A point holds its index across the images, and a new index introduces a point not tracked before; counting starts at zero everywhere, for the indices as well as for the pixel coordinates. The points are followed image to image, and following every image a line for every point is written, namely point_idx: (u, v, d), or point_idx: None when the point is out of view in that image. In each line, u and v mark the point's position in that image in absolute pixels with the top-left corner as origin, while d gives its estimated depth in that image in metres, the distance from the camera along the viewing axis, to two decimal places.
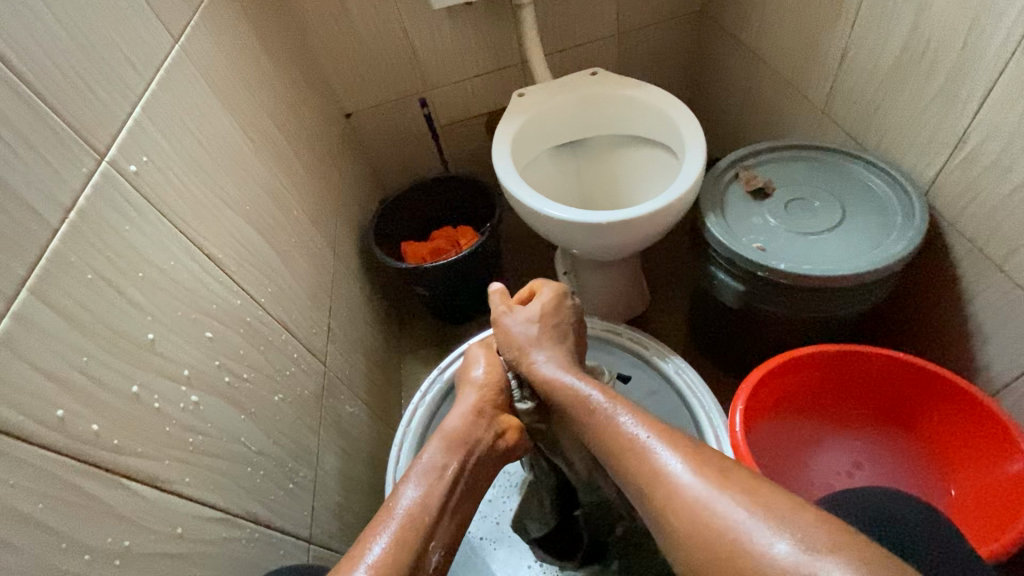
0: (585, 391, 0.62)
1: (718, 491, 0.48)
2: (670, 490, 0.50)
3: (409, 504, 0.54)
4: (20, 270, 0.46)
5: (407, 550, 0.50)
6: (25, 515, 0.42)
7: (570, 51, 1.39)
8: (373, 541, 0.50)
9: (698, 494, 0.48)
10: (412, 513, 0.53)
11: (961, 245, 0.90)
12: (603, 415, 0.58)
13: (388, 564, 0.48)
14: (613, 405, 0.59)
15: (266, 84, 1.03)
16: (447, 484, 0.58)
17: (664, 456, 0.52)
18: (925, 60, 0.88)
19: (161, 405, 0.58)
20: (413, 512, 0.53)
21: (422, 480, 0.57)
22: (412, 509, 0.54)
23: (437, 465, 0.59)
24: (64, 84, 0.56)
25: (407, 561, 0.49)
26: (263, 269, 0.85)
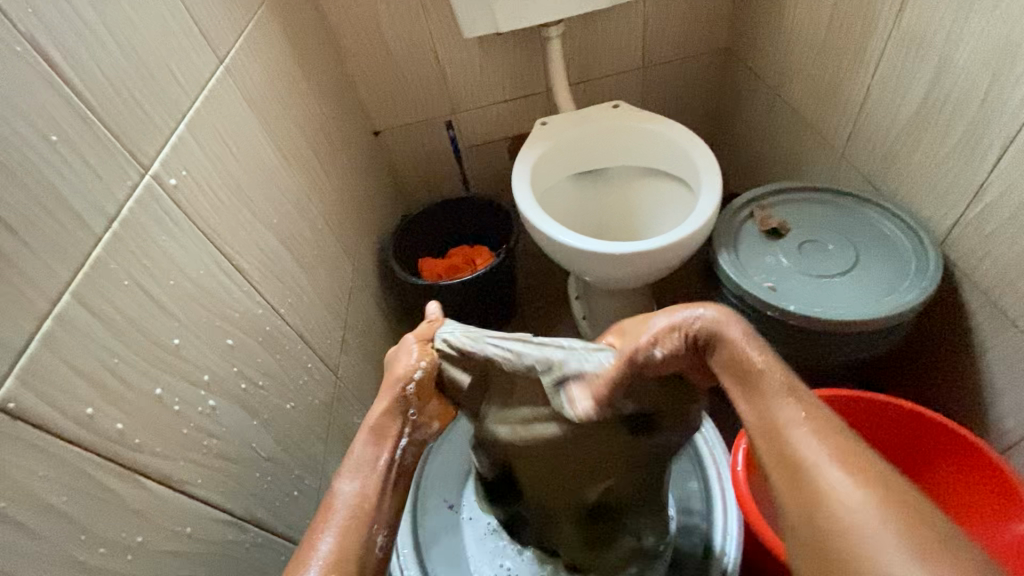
0: (830, 478, 0.41)
1: (880, 521, 0.38)
2: (808, 475, 0.42)
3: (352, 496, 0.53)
4: (66, 274, 0.50)
5: (353, 538, 0.50)
6: (50, 505, 0.45)
7: (594, 82, 1.43)
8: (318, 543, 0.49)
9: (857, 519, 0.39)
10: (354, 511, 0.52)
11: (974, 297, 0.90)
12: (838, 510, 0.40)
13: (337, 556, 0.48)
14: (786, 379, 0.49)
15: (302, 103, 1.08)
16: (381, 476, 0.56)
17: (830, 468, 0.42)
18: (946, 112, 0.89)
19: (181, 407, 0.61)
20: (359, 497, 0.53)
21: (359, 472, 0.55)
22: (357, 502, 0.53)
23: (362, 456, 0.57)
24: (119, 102, 0.61)
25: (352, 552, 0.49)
26: (285, 280, 0.89)
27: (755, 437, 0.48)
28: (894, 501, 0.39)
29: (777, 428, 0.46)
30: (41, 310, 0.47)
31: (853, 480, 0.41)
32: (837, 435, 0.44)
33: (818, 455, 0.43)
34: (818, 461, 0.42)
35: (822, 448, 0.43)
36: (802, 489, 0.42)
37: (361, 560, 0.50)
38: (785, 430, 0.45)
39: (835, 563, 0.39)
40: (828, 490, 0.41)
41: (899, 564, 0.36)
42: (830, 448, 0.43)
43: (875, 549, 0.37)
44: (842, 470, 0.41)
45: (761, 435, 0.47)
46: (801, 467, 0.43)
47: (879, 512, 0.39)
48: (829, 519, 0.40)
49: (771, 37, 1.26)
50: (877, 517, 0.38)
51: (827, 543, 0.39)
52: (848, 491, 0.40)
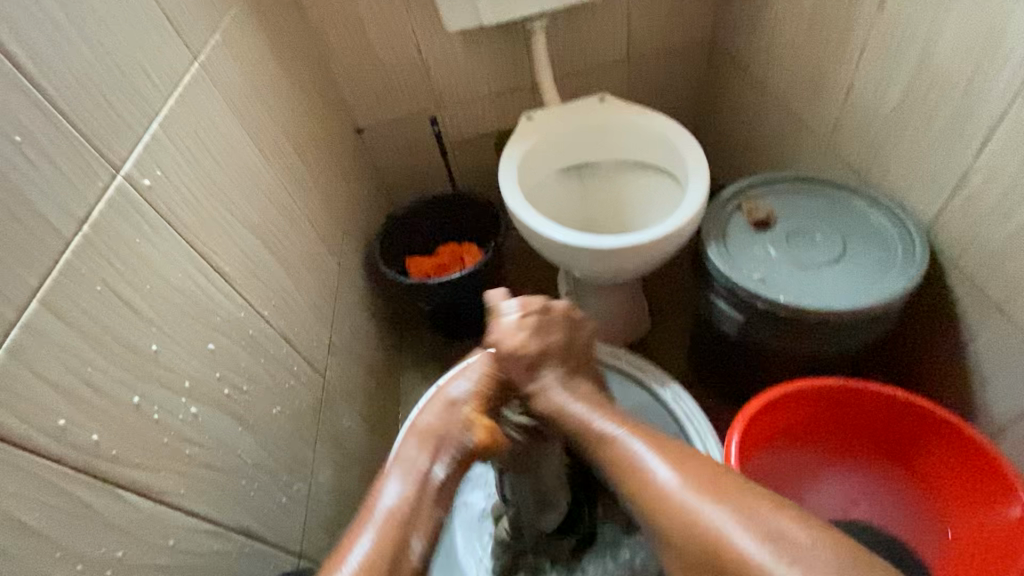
0: (666, 482, 0.59)
1: (710, 503, 0.56)
2: (658, 493, 0.58)
3: (392, 502, 0.60)
4: (33, 281, 0.48)
5: (385, 549, 0.55)
6: (21, 523, 0.43)
7: (579, 76, 1.42)
8: (352, 550, 0.55)
9: (686, 502, 0.56)
10: (390, 516, 0.58)
11: (960, 284, 0.90)
12: (680, 511, 0.56)
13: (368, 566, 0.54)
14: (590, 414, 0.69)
15: (282, 100, 1.05)
16: (416, 485, 0.62)
17: (652, 461, 0.61)
18: (929, 99, 0.89)
19: (161, 416, 0.59)
20: (404, 497, 0.61)
21: (407, 474, 0.63)
22: (395, 508, 0.59)
23: (409, 460, 0.65)
24: (87, 101, 0.58)
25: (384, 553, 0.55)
26: (268, 281, 0.87)
27: (603, 455, 0.65)
28: (711, 485, 0.57)
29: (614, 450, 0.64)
30: (6, 319, 0.44)
31: (680, 479, 0.58)
32: (671, 448, 0.62)
33: (653, 466, 0.60)
34: (656, 473, 0.60)
35: (656, 457, 0.61)
36: (654, 502, 0.58)
37: (394, 557, 0.55)
38: (627, 452, 0.63)
39: (687, 544, 0.55)
40: (663, 495, 0.58)
41: (722, 523, 0.54)
42: (662, 459, 0.61)
43: (707, 521, 0.54)
44: (677, 473, 0.59)
45: (614, 467, 0.63)
46: (646, 483, 0.60)
47: (699, 493, 0.57)
48: (673, 513, 0.56)
49: (754, 28, 1.26)
50: (701, 497, 0.56)
51: (677, 531, 0.56)
52: (679, 489, 0.57)
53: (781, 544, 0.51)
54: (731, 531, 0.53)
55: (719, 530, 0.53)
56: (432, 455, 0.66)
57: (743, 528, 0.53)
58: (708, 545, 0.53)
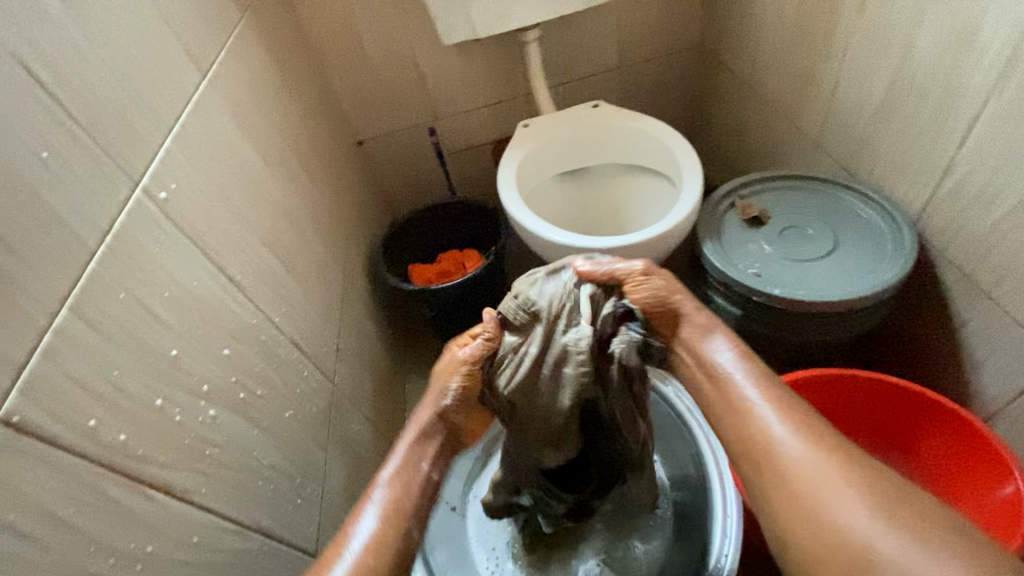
0: (785, 441, 0.55)
1: (831, 473, 0.52)
2: (775, 449, 0.55)
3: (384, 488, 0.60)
4: (62, 288, 0.50)
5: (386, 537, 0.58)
6: (58, 516, 0.45)
7: (573, 83, 1.46)
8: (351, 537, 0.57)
9: (804, 465, 0.53)
10: (389, 501, 0.59)
11: (950, 273, 0.93)
12: (799, 470, 0.53)
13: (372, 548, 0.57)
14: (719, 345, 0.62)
15: (286, 114, 1.09)
16: (409, 475, 0.61)
17: (772, 421, 0.56)
18: (912, 95, 0.93)
19: (182, 417, 0.61)
20: (394, 490, 0.60)
21: (395, 467, 0.61)
22: (388, 494, 0.60)
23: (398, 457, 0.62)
24: (106, 118, 0.61)
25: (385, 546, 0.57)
26: (278, 289, 0.89)
27: (709, 406, 0.61)
28: (850, 461, 0.53)
29: (730, 399, 0.59)
30: (40, 323, 0.47)
31: (806, 445, 0.54)
32: (792, 407, 0.57)
33: (775, 431, 0.56)
34: (780, 439, 0.55)
35: (775, 413, 0.57)
36: (773, 469, 0.54)
37: (392, 549, 0.57)
38: (742, 407, 0.58)
39: (796, 517, 0.52)
40: (789, 465, 0.53)
41: (833, 492, 0.51)
42: (789, 420, 0.56)
43: (825, 496, 0.51)
44: (793, 433, 0.55)
45: (721, 418, 0.60)
46: (762, 440, 0.56)
47: (837, 466, 0.52)
48: (796, 485, 0.53)
49: (742, 33, 1.30)
50: (832, 474, 0.52)
51: (787, 501, 0.53)
52: (802, 453, 0.54)
53: (923, 544, 0.47)
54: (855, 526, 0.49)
55: (847, 521, 0.49)
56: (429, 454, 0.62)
57: (859, 506, 0.50)
58: (826, 524, 0.50)
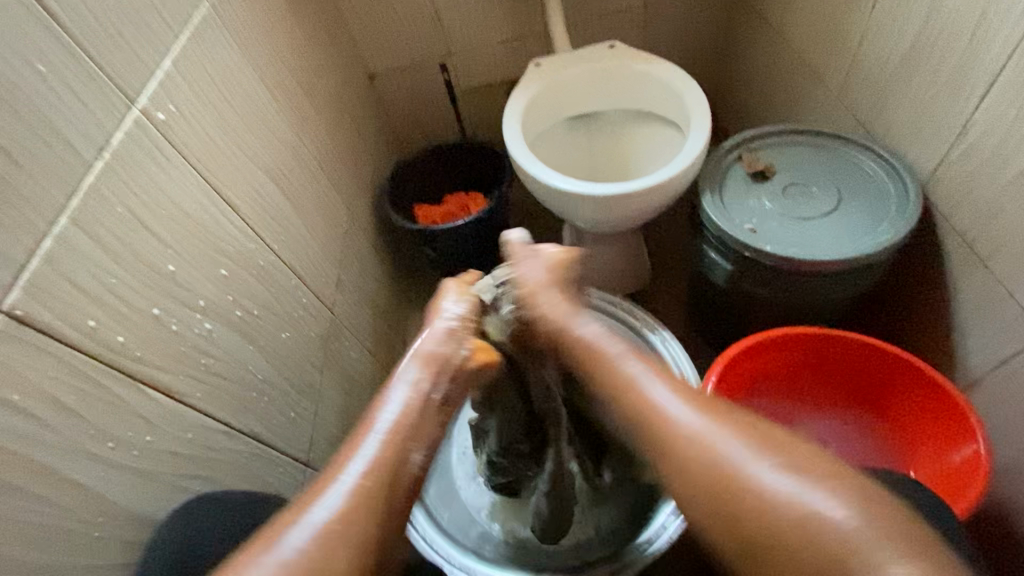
0: (669, 409, 0.56)
1: (715, 430, 0.53)
2: (657, 422, 0.55)
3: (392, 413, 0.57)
4: (61, 198, 0.53)
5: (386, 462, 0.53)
6: (60, 402, 0.50)
7: (592, 22, 1.40)
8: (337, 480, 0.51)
9: (686, 426, 0.54)
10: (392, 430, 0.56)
11: (952, 240, 0.91)
12: (685, 431, 0.54)
13: (370, 472, 0.52)
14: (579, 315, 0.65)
15: (292, 42, 1.08)
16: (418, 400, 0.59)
17: (652, 387, 0.58)
18: (937, 49, 0.87)
19: (178, 328, 0.66)
20: (391, 434, 0.55)
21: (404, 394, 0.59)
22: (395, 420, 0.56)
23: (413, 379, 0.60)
24: (104, 35, 0.62)
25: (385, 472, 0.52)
26: (278, 217, 0.92)
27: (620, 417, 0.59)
28: (726, 418, 0.54)
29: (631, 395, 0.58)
30: (40, 229, 0.51)
31: (691, 412, 0.55)
32: (666, 374, 0.60)
33: (670, 409, 0.56)
34: (672, 413, 0.55)
35: (655, 381, 0.58)
36: (670, 449, 0.54)
37: (395, 470, 0.53)
38: (634, 385, 0.58)
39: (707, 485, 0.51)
40: (676, 429, 0.54)
41: (718, 443, 0.52)
42: (677, 396, 0.57)
43: (725, 459, 0.51)
44: (672, 393, 0.57)
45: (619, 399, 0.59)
46: (658, 424, 0.55)
47: (717, 429, 0.53)
48: (681, 443, 0.53)
49: None
50: (725, 434, 0.53)
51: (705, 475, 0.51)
52: (683, 414, 0.55)
53: (821, 484, 0.48)
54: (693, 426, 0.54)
55: (735, 464, 0.51)
56: (438, 381, 0.61)
57: (755, 457, 0.51)
58: (731, 485, 0.50)
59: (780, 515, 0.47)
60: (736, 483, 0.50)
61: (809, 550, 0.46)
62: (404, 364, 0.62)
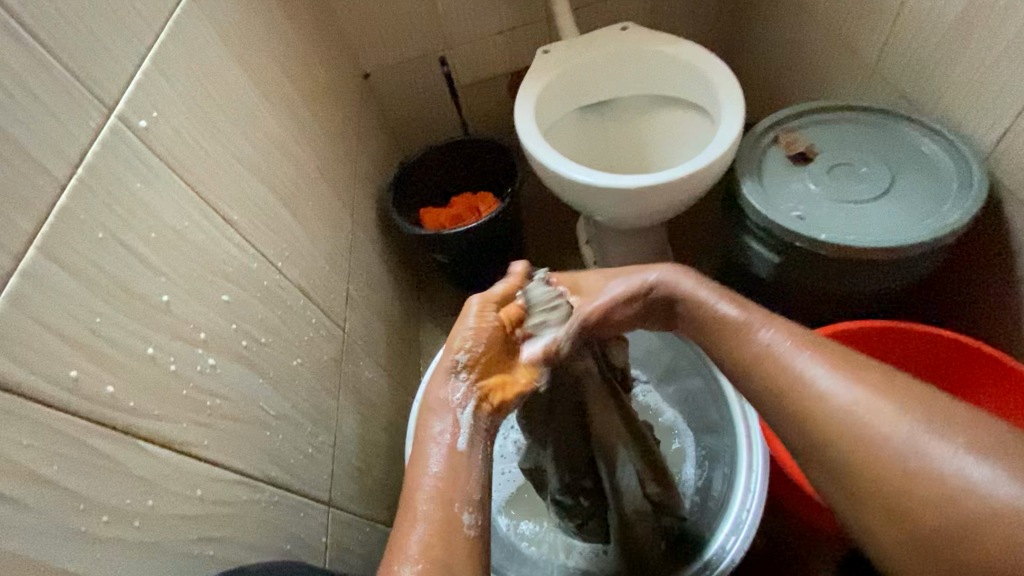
0: (822, 382, 0.52)
1: (870, 397, 0.49)
2: (809, 394, 0.52)
3: (433, 477, 0.54)
4: (28, 227, 0.44)
5: (437, 535, 0.50)
6: (40, 475, 0.42)
7: (599, 4, 1.31)
8: (413, 530, 0.50)
9: (836, 393, 0.51)
10: (437, 499, 0.52)
11: (1022, 216, 0.83)
12: (850, 412, 0.49)
13: (426, 554, 0.49)
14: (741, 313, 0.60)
15: (281, 38, 0.99)
16: (450, 457, 0.55)
17: (806, 363, 0.54)
18: (998, 8, 0.79)
19: (178, 367, 0.57)
20: (437, 513, 0.51)
21: (440, 451, 0.55)
22: (436, 486, 0.53)
23: (437, 434, 0.57)
24: (68, 31, 0.53)
25: (442, 547, 0.49)
26: (280, 231, 0.83)
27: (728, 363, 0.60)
28: (881, 379, 0.51)
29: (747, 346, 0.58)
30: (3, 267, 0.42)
31: (860, 389, 0.50)
32: (827, 352, 0.54)
33: (819, 381, 0.52)
34: (822, 385, 0.51)
35: (813, 360, 0.54)
36: (823, 424, 0.50)
37: (445, 536, 0.50)
38: (780, 357, 0.55)
39: (853, 463, 0.49)
40: (827, 397, 0.51)
41: (875, 412, 0.49)
42: (837, 372, 0.52)
43: (890, 432, 0.47)
44: (833, 369, 0.52)
45: (756, 369, 0.56)
46: (814, 402, 0.51)
47: (879, 400, 0.49)
48: (839, 421, 0.49)
49: None
50: (874, 402, 0.49)
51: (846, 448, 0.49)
52: (838, 384, 0.51)
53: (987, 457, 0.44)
54: (863, 405, 0.49)
55: (888, 431, 0.48)
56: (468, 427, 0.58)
57: (938, 440, 0.46)
58: (908, 479, 0.46)
59: (998, 518, 0.41)
60: (883, 452, 0.47)
61: (961, 519, 0.43)
62: (432, 414, 0.58)
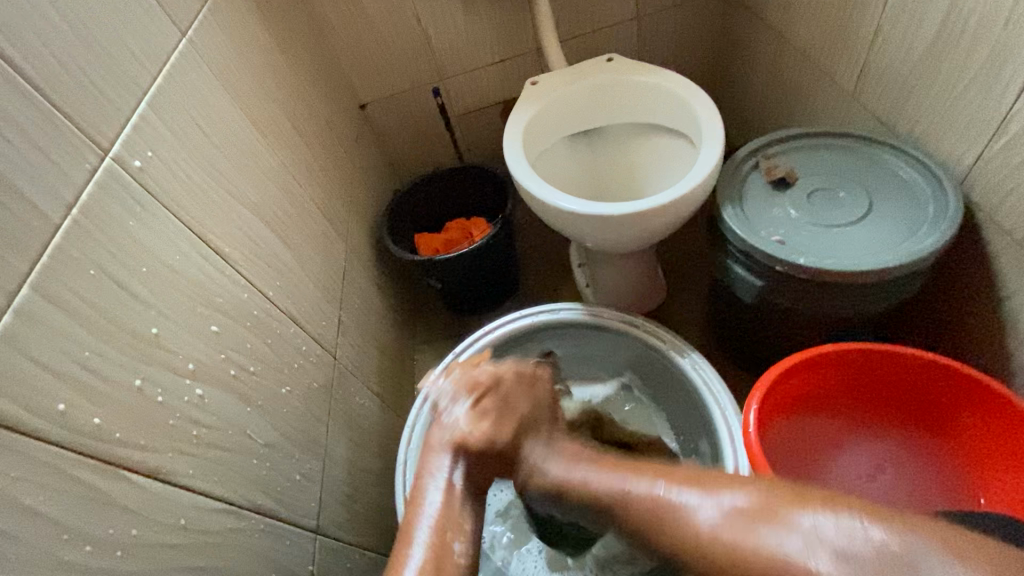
0: (702, 517, 0.48)
1: (753, 518, 0.46)
2: (699, 540, 0.47)
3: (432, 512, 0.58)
4: (23, 266, 0.47)
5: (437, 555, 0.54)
6: (26, 507, 0.43)
7: (586, 36, 1.35)
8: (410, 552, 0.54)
9: (722, 528, 0.47)
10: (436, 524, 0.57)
11: (998, 239, 0.84)
12: (739, 541, 0.45)
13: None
14: (590, 471, 0.58)
15: (279, 77, 1.03)
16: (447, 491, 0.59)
17: (683, 496, 0.50)
18: (965, 39, 0.82)
19: (165, 397, 0.59)
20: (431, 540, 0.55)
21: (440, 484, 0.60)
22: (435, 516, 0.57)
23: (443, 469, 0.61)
24: (67, 79, 0.56)
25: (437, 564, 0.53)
26: (272, 262, 0.86)
27: (635, 530, 0.52)
28: (758, 493, 0.48)
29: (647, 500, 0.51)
30: None
31: (727, 509, 0.48)
32: (688, 475, 0.52)
33: (699, 515, 0.48)
34: (702, 518, 0.48)
35: (688, 491, 0.51)
36: (726, 561, 0.46)
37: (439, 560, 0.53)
38: (661, 508, 0.50)
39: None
40: (721, 543, 0.46)
41: (766, 529, 0.45)
42: (707, 493, 0.50)
43: (790, 555, 0.43)
44: (702, 492, 0.50)
45: (642, 527, 0.51)
46: (699, 542, 0.47)
47: (757, 517, 0.46)
48: (750, 562, 0.44)
49: None
50: (764, 514, 0.46)
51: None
52: (720, 515, 0.48)
53: (906, 535, 0.41)
54: (723, 524, 0.47)
55: (807, 548, 0.43)
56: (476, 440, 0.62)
57: (830, 524, 0.43)
58: None
59: None
60: None
61: None
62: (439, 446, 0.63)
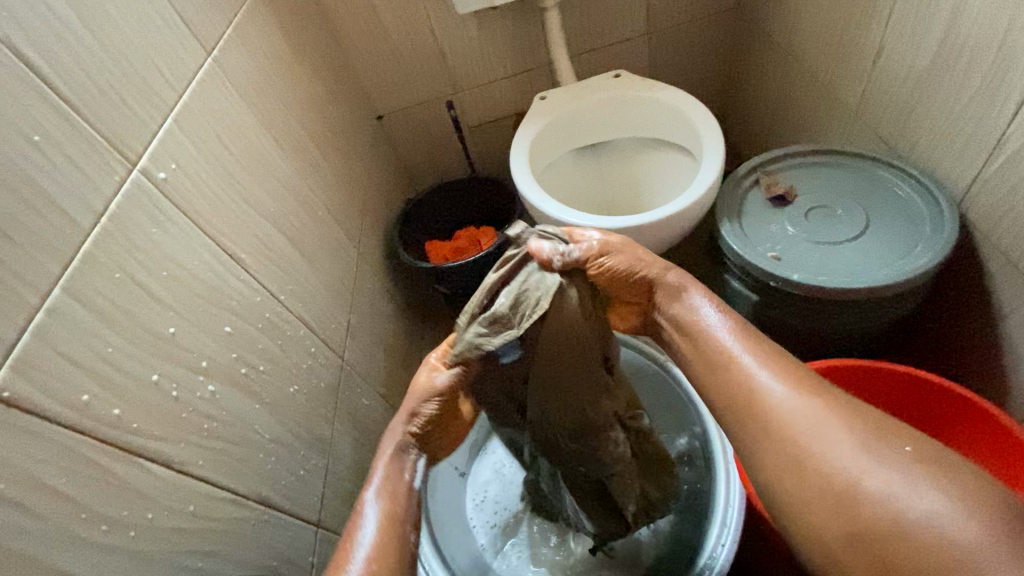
0: (771, 388, 0.58)
1: (817, 411, 0.56)
2: (757, 398, 0.59)
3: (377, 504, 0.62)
4: (55, 270, 0.52)
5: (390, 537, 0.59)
6: (50, 487, 0.48)
7: (595, 52, 1.38)
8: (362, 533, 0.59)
9: (792, 409, 0.57)
10: (388, 513, 0.61)
11: (995, 260, 0.85)
12: (791, 416, 0.56)
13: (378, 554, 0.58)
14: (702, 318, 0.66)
15: (299, 92, 1.09)
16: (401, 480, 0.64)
17: (765, 377, 0.59)
18: (961, 62, 0.83)
19: (179, 392, 0.63)
20: (383, 515, 0.61)
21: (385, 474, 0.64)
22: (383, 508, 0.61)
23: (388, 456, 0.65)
24: (102, 99, 0.62)
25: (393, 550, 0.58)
26: (286, 268, 0.91)
27: (709, 378, 0.63)
28: (824, 396, 0.57)
29: (722, 359, 0.62)
30: (31, 304, 0.49)
31: (802, 399, 0.57)
32: (783, 366, 0.60)
33: (773, 391, 0.58)
34: (775, 395, 0.58)
35: (771, 372, 0.60)
36: (764, 420, 0.58)
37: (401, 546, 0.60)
38: (740, 372, 0.61)
39: (803, 487, 0.54)
40: (778, 409, 0.57)
41: (823, 424, 0.55)
42: (781, 380, 0.59)
43: (829, 449, 0.54)
44: (772, 374, 0.59)
45: (710, 370, 0.63)
46: (755, 400, 0.59)
47: (822, 415, 0.56)
48: (791, 433, 0.56)
49: None
50: (825, 419, 0.55)
51: (799, 471, 0.55)
52: (790, 397, 0.57)
53: (917, 480, 0.50)
54: (778, 395, 0.58)
55: (837, 459, 0.53)
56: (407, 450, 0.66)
57: (870, 456, 0.52)
58: (841, 487, 0.52)
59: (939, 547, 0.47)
60: (837, 479, 0.53)
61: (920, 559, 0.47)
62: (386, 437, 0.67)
